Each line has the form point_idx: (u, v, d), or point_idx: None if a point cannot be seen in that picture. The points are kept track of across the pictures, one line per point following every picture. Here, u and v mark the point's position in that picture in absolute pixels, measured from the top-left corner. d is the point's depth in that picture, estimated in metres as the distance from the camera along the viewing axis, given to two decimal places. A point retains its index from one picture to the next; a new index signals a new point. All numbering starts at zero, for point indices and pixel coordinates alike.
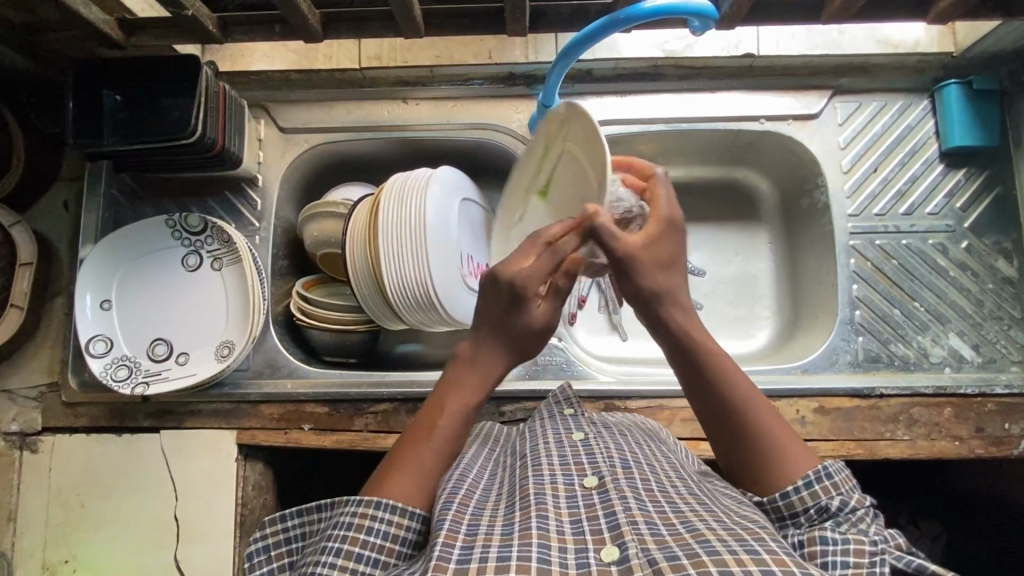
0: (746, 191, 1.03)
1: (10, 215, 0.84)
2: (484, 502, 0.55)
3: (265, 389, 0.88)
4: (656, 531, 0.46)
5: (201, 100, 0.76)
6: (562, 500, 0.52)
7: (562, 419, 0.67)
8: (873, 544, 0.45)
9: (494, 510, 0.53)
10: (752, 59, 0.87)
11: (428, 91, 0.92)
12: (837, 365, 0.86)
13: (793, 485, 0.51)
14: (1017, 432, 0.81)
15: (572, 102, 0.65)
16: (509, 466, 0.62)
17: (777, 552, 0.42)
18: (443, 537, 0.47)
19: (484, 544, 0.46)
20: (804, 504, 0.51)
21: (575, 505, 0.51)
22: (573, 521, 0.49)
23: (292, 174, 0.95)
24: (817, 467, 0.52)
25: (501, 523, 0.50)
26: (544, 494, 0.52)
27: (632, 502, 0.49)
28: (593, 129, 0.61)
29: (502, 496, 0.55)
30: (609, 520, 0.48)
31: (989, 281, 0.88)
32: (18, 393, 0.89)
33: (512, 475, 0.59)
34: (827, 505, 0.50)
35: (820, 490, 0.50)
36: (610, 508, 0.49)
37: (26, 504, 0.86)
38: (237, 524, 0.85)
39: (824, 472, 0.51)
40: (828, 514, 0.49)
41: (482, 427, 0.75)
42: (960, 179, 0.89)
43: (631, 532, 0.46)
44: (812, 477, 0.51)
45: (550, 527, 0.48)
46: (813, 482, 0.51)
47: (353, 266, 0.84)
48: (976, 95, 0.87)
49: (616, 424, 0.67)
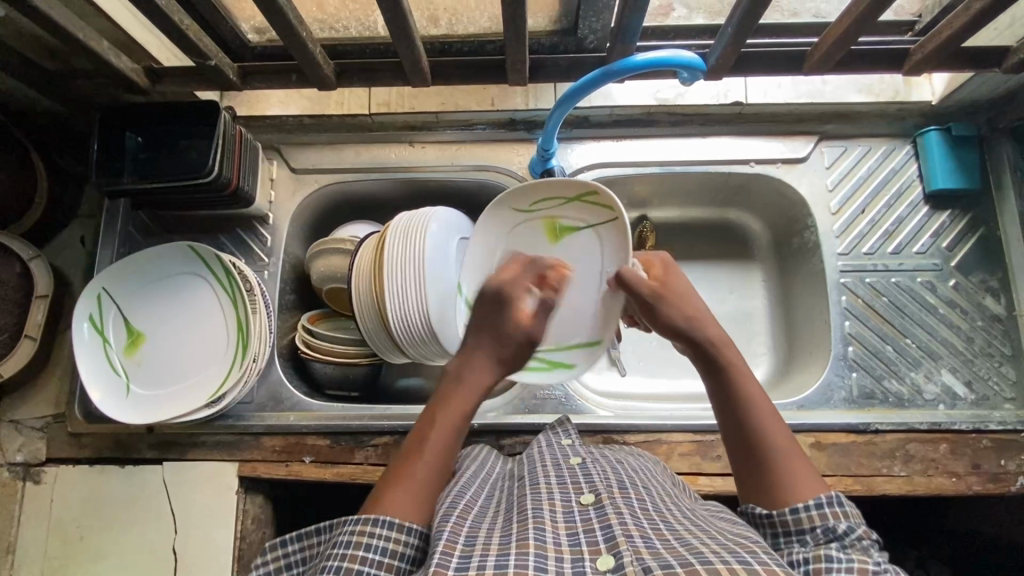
0: (739, 232, 1.07)
1: (29, 248, 0.87)
2: (481, 517, 0.56)
3: (268, 422, 0.89)
4: (651, 544, 0.47)
5: (219, 142, 0.81)
6: (559, 514, 0.53)
7: (560, 446, 0.69)
8: (878, 571, 0.48)
9: (491, 524, 0.54)
10: (740, 106, 0.92)
11: (433, 135, 0.97)
12: (832, 401, 0.88)
13: (804, 503, 0.54)
14: (1013, 468, 0.82)
15: (162, 245, 0.89)
16: (507, 489, 0.63)
17: (769, 564, 0.44)
18: (442, 546, 0.48)
19: (481, 554, 0.47)
20: (811, 523, 0.53)
21: (572, 519, 0.52)
22: (570, 534, 0.50)
23: (303, 213, 0.99)
24: (830, 493, 0.54)
25: (498, 535, 0.51)
26: (541, 508, 0.53)
27: (627, 518, 0.51)
28: (170, 252, 0.89)
29: (500, 512, 0.57)
30: (605, 532, 0.49)
31: (978, 319, 0.90)
32: (24, 424, 0.90)
33: (509, 496, 0.60)
34: (832, 525, 0.53)
35: (829, 512, 0.53)
36: (607, 521, 0.50)
37: (26, 535, 0.87)
38: (235, 558, 0.85)
39: (836, 499, 0.54)
40: (835, 536, 0.52)
41: (476, 449, 0.76)
42: (945, 220, 0.93)
43: (626, 543, 0.47)
44: (824, 501, 0.54)
45: (547, 538, 0.49)
46: (824, 505, 0.54)
47: (357, 295, 0.89)
48: (957, 141, 0.91)
49: (613, 454, 0.69)
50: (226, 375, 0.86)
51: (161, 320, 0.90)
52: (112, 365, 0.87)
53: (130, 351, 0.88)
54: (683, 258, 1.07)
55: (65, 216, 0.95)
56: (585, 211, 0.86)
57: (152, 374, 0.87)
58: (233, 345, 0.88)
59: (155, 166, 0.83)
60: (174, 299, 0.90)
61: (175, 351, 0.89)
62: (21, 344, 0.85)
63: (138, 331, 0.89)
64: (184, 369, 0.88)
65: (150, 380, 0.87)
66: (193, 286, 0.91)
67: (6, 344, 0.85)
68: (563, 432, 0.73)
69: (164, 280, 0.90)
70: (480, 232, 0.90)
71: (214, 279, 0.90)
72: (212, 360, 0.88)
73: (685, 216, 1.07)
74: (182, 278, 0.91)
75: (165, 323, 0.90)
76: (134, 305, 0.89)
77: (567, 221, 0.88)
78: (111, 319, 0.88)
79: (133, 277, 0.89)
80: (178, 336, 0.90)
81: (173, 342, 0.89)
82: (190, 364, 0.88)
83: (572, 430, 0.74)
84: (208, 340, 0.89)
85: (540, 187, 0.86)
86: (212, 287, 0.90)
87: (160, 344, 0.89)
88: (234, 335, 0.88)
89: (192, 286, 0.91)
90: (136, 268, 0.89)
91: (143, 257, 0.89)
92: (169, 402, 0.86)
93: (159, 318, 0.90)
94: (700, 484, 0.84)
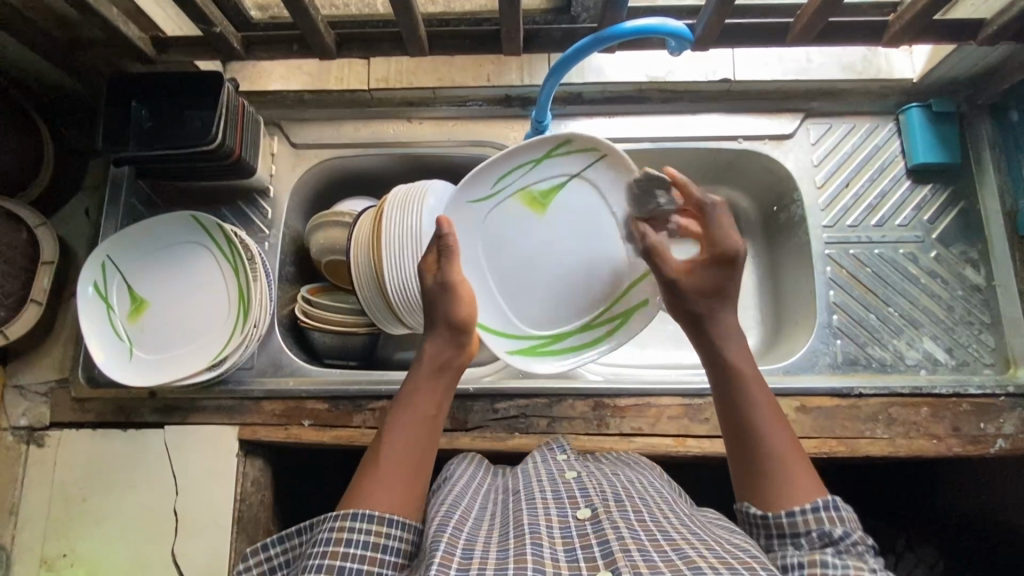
0: (728, 209, 1.10)
1: (38, 216, 0.89)
2: (477, 530, 0.59)
3: (268, 386, 0.91)
4: (649, 557, 0.50)
5: (223, 112, 0.83)
6: (557, 529, 0.56)
7: (555, 462, 0.73)
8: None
9: (487, 537, 0.57)
10: (728, 83, 0.95)
11: (430, 111, 0.99)
12: (817, 367, 0.90)
13: (800, 507, 0.57)
14: (992, 431, 0.85)
15: (163, 213, 0.91)
16: (501, 502, 0.67)
17: None
18: (439, 559, 0.51)
19: (479, 568, 0.51)
20: (806, 526, 0.57)
21: (568, 535, 0.56)
22: (567, 549, 0.53)
23: (301, 188, 1.01)
24: (827, 498, 0.58)
25: (495, 549, 0.54)
26: (539, 524, 0.57)
27: (625, 532, 0.54)
28: (171, 221, 0.92)
29: (496, 525, 0.60)
30: (602, 548, 0.53)
31: (959, 289, 0.92)
32: (29, 388, 0.92)
33: (505, 509, 0.64)
34: (828, 529, 0.56)
35: (824, 516, 0.56)
36: (603, 537, 0.54)
37: (30, 496, 0.88)
38: (235, 519, 0.87)
39: (831, 504, 0.57)
40: (830, 540, 0.55)
41: (474, 454, 0.81)
42: (927, 194, 0.95)
43: (624, 559, 0.50)
44: (820, 505, 0.57)
45: (544, 553, 0.52)
46: (819, 509, 0.57)
47: (356, 266, 0.91)
48: (937, 116, 0.94)
49: (604, 467, 0.74)
50: (228, 340, 0.89)
51: (162, 287, 0.92)
52: (115, 330, 0.89)
53: (133, 317, 0.90)
54: None
55: (70, 189, 0.97)
56: (560, 165, 0.83)
57: (154, 338, 0.90)
58: (234, 311, 0.90)
59: (159, 136, 0.86)
60: (175, 267, 0.92)
61: (176, 317, 0.91)
62: (27, 308, 0.87)
63: (142, 298, 0.91)
64: (186, 335, 0.90)
65: (153, 344, 0.89)
66: (194, 255, 0.93)
67: (10, 309, 0.86)
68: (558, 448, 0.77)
69: (165, 249, 0.92)
70: (464, 243, 0.83)
71: (215, 247, 0.92)
72: (213, 326, 0.90)
73: None
74: (183, 247, 0.93)
75: (165, 291, 0.92)
76: (138, 274, 0.91)
77: (545, 184, 0.84)
78: (114, 287, 0.90)
79: (135, 247, 0.91)
80: (179, 303, 0.92)
81: (174, 308, 0.91)
82: (192, 329, 0.90)
83: (563, 447, 0.78)
84: (209, 308, 0.91)
85: (506, 159, 0.81)
86: (213, 255, 0.92)
87: (161, 310, 0.91)
88: (235, 302, 0.90)
89: (193, 254, 0.93)
90: (139, 237, 0.91)
91: (146, 225, 0.91)
92: (171, 366, 0.88)
93: (160, 287, 0.92)
94: (689, 445, 0.86)
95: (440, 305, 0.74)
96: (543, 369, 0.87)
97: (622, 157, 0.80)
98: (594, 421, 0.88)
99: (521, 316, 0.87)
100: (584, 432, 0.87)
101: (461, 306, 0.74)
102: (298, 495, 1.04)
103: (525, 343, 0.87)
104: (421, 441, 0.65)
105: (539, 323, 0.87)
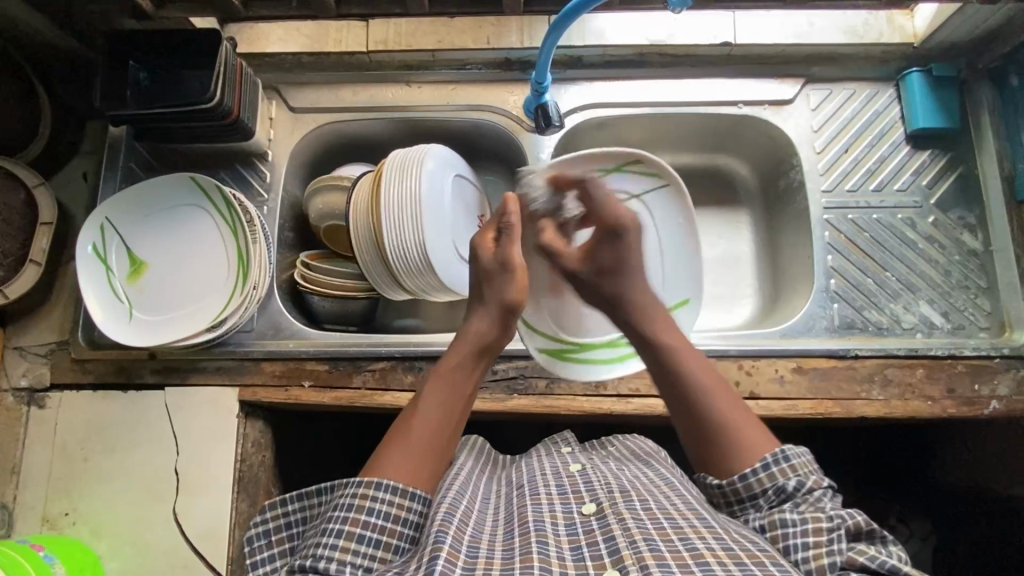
0: (728, 178, 1.10)
1: (36, 175, 0.89)
2: (483, 526, 0.60)
3: (268, 348, 0.92)
4: (656, 547, 0.51)
5: (221, 71, 0.83)
6: (562, 527, 0.57)
7: (559, 454, 0.76)
8: (832, 527, 0.55)
9: (493, 535, 0.58)
10: (729, 47, 0.94)
11: (429, 75, 0.99)
12: (814, 330, 0.91)
13: (752, 469, 0.60)
14: (986, 392, 0.86)
15: (164, 175, 0.91)
16: (504, 496, 0.68)
17: None
18: (446, 555, 0.52)
19: (485, 568, 0.52)
20: (761, 486, 0.60)
21: (574, 532, 0.56)
22: (573, 547, 0.54)
23: (299, 153, 1.01)
24: (776, 451, 0.61)
25: (501, 548, 0.55)
26: (544, 521, 0.57)
27: (631, 523, 0.54)
28: (171, 182, 0.91)
29: (502, 522, 0.61)
30: (608, 545, 0.53)
31: (956, 254, 0.93)
32: (29, 350, 0.92)
33: (508, 504, 0.65)
34: (783, 483, 0.59)
35: (777, 470, 0.60)
36: (609, 533, 0.54)
37: (31, 457, 0.89)
38: (235, 479, 0.87)
39: (782, 455, 0.60)
40: (785, 495, 0.59)
41: (473, 439, 0.85)
42: (926, 159, 0.96)
43: (630, 555, 0.50)
44: (770, 460, 0.60)
45: (551, 552, 0.53)
46: (771, 465, 0.60)
47: (355, 230, 0.91)
48: (937, 81, 0.94)
49: (612, 459, 0.75)
50: (228, 300, 0.89)
51: (163, 250, 0.92)
52: (115, 291, 0.89)
53: (133, 279, 0.90)
54: None
55: (68, 152, 0.96)
56: (626, 180, 0.89)
57: (155, 299, 0.90)
58: (235, 273, 0.90)
59: (158, 95, 0.85)
60: (175, 230, 0.92)
61: (176, 279, 0.91)
62: (26, 268, 0.87)
63: (141, 260, 0.91)
64: (187, 296, 0.90)
65: (154, 305, 0.89)
66: (194, 217, 0.93)
67: (10, 268, 0.87)
68: (563, 441, 0.82)
69: (167, 212, 0.92)
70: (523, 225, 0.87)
71: (215, 210, 0.92)
72: (213, 287, 0.90)
73: (676, 162, 1.09)
74: (184, 211, 0.93)
75: (167, 253, 0.92)
76: (138, 235, 0.91)
77: (609, 195, 0.89)
78: (114, 248, 0.90)
79: (138, 210, 0.91)
80: (179, 264, 0.92)
81: (174, 270, 0.91)
82: (192, 291, 0.90)
83: (571, 440, 0.84)
84: (209, 269, 0.91)
85: (580, 165, 0.86)
86: (213, 217, 0.92)
87: (162, 272, 0.91)
88: (235, 263, 0.91)
89: (194, 217, 0.93)
90: (140, 199, 0.91)
91: (147, 185, 0.91)
92: (172, 327, 0.88)
93: (162, 249, 0.92)
94: None
95: (496, 284, 0.72)
96: (564, 373, 0.88)
97: (683, 191, 0.87)
98: (592, 382, 0.88)
99: (561, 321, 0.89)
100: (581, 392, 0.88)
101: (515, 288, 0.72)
102: (297, 460, 1.04)
103: (557, 346, 0.89)
104: (451, 420, 0.65)
105: (570, 330, 0.89)
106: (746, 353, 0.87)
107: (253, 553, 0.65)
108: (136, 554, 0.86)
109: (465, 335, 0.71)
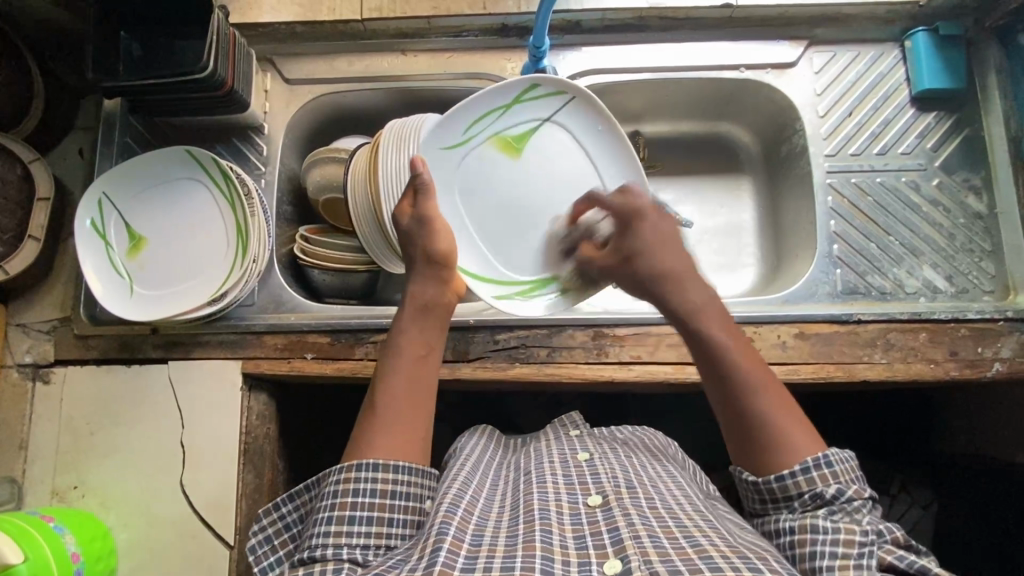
0: (730, 145, 1.09)
1: (32, 152, 0.89)
2: (489, 513, 0.60)
3: (269, 321, 0.92)
4: (659, 543, 0.51)
5: (213, 39, 0.81)
6: (567, 516, 0.57)
7: (568, 440, 0.77)
8: (864, 540, 0.52)
9: (498, 521, 0.58)
10: (731, 9, 0.92)
11: (425, 43, 0.97)
12: (816, 296, 0.90)
13: (790, 471, 0.58)
14: (990, 355, 0.85)
15: (158, 149, 0.90)
16: (510, 481, 0.68)
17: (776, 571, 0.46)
18: (448, 544, 0.52)
19: (488, 555, 0.51)
20: (798, 488, 0.58)
21: (579, 521, 0.56)
22: (576, 536, 0.54)
23: (296, 125, 1.00)
24: (818, 455, 0.59)
25: (504, 535, 0.55)
26: (548, 511, 0.58)
27: (635, 518, 0.54)
28: (164, 155, 0.90)
29: (505, 508, 0.61)
30: (613, 534, 0.53)
31: (960, 217, 0.92)
32: (31, 327, 0.93)
33: (515, 490, 0.65)
34: (819, 490, 0.57)
35: (815, 475, 0.58)
36: (613, 524, 0.54)
37: (38, 432, 0.90)
38: (241, 451, 0.88)
39: (823, 461, 0.58)
40: (823, 501, 0.57)
41: (489, 429, 0.85)
42: (931, 121, 0.94)
43: (633, 546, 0.50)
44: (811, 464, 0.58)
45: (554, 540, 0.53)
46: (810, 470, 0.58)
47: (354, 205, 0.90)
48: (943, 41, 0.92)
49: (623, 447, 0.75)
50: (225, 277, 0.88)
51: (160, 226, 0.91)
52: (114, 266, 0.89)
53: (132, 253, 0.90)
54: (674, 173, 1.09)
55: (62, 127, 0.96)
56: (527, 110, 0.87)
57: (156, 274, 0.90)
58: (234, 247, 0.90)
59: (150, 66, 0.84)
60: (172, 204, 0.92)
61: (174, 254, 0.91)
62: (25, 244, 0.87)
63: (140, 235, 0.91)
64: (187, 270, 0.90)
65: (156, 279, 0.90)
66: (191, 191, 0.92)
67: (10, 244, 0.87)
68: (571, 424, 0.83)
69: (163, 188, 0.92)
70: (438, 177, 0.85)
71: (212, 184, 0.91)
72: (212, 262, 0.90)
73: (677, 130, 1.08)
74: (180, 185, 0.92)
75: (165, 228, 0.91)
76: (133, 208, 0.91)
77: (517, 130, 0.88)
78: (111, 224, 0.90)
79: (135, 186, 0.91)
80: (176, 239, 0.91)
81: (173, 245, 0.91)
82: (191, 265, 0.90)
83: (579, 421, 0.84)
84: (208, 242, 0.91)
85: (476, 105, 0.84)
86: (210, 191, 0.91)
87: (159, 246, 0.91)
88: (233, 236, 0.90)
89: (191, 191, 0.92)
90: (137, 175, 0.90)
91: (141, 159, 0.90)
92: (172, 301, 0.88)
93: (158, 225, 0.91)
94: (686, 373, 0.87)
95: (419, 241, 0.73)
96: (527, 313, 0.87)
97: (591, 97, 0.86)
98: (593, 350, 0.88)
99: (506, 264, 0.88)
100: (583, 360, 0.88)
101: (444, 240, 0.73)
102: (302, 432, 1.05)
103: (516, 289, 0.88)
104: (416, 383, 0.65)
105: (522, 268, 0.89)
106: (747, 319, 0.87)
107: (258, 562, 0.64)
108: (145, 526, 0.87)
109: (408, 299, 0.71)
